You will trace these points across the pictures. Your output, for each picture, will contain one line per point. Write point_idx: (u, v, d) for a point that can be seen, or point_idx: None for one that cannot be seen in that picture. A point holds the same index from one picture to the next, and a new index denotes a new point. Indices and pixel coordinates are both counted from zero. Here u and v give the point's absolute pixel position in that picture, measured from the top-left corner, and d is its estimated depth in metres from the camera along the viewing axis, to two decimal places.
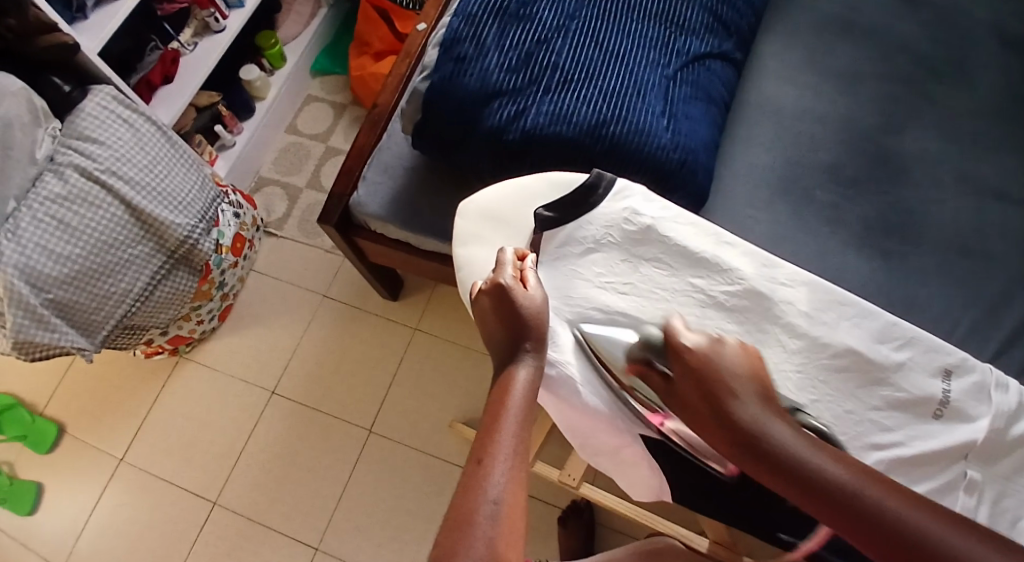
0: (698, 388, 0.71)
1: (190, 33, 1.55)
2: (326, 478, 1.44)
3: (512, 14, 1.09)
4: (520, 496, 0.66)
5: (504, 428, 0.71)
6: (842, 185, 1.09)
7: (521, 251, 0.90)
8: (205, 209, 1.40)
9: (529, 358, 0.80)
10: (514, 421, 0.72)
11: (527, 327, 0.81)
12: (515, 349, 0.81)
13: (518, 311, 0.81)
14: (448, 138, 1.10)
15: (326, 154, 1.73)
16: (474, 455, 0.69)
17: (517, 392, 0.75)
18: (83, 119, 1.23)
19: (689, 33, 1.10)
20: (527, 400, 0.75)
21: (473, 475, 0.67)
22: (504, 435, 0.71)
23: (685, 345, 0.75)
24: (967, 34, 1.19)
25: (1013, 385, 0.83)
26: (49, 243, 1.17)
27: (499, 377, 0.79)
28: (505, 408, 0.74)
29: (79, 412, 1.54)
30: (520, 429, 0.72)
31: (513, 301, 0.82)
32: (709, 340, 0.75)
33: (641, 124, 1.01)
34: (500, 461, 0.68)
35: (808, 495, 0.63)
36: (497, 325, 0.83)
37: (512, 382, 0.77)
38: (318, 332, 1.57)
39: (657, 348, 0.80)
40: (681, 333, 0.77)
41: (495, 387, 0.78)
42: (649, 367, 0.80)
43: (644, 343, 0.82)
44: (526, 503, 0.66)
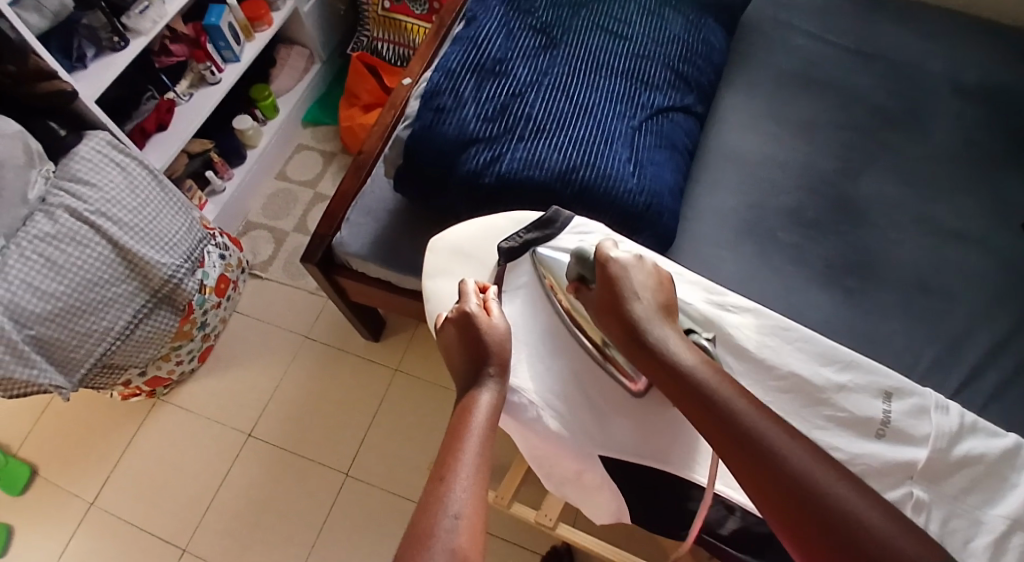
0: (610, 291, 0.87)
1: (186, 85, 1.61)
2: (301, 521, 1.42)
3: (489, 69, 1.16)
4: (478, 509, 0.69)
5: (465, 447, 0.74)
6: (804, 228, 1.13)
7: (482, 283, 0.93)
8: (190, 250, 1.43)
9: (491, 383, 0.83)
10: (476, 441, 0.75)
11: (489, 352, 0.84)
12: (478, 374, 0.83)
13: (482, 338, 0.84)
14: (428, 181, 1.14)
15: (314, 200, 1.78)
16: (437, 472, 0.72)
17: (480, 413, 0.78)
18: (77, 161, 1.27)
19: (653, 88, 1.16)
20: (490, 421, 0.78)
21: (434, 492, 0.69)
22: (466, 453, 0.73)
23: (608, 258, 0.89)
24: (919, 89, 1.26)
25: (954, 407, 0.85)
26: (35, 281, 1.20)
27: (463, 399, 0.82)
28: (468, 428, 0.76)
29: (54, 454, 1.53)
30: (482, 449, 0.75)
31: (475, 329, 0.85)
32: (633, 259, 0.89)
33: (608, 169, 1.06)
34: (461, 477, 0.71)
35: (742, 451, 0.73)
36: (462, 353, 0.85)
37: (473, 404, 0.80)
38: (298, 373, 1.58)
39: (590, 267, 0.92)
40: (611, 252, 0.90)
41: (458, 410, 0.80)
42: (583, 286, 0.92)
43: (579, 262, 0.93)
44: (483, 513, 0.69)
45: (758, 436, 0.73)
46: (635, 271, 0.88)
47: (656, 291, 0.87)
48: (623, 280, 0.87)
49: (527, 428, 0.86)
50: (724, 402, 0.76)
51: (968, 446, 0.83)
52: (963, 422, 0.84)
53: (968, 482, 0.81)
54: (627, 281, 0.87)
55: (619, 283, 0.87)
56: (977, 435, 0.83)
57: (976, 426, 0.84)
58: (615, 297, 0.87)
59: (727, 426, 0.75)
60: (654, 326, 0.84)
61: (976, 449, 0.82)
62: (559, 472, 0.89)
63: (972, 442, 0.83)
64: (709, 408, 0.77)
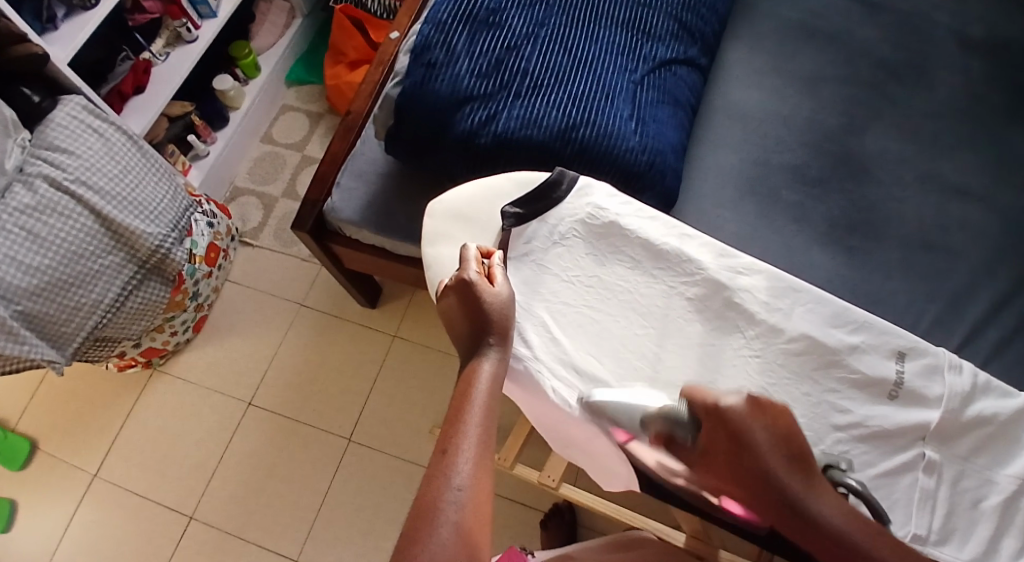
0: (735, 449, 0.68)
1: (162, 43, 1.54)
2: (305, 489, 1.43)
3: (482, 21, 1.10)
4: (485, 482, 0.67)
5: (469, 417, 0.72)
6: (809, 185, 1.11)
7: (486, 249, 0.89)
8: (177, 218, 1.39)
9: (493, 352, 0.80)
10: (480, 411, 0.73)
11: (490, 322, 0.81)
12: (480, 340, 0.81)
13: (484, 307, 0.81)
14: (422, 142, 1.10)
15: (301, 163, 1.73)
16: (441, 443, 0.70)
17: (482, 384, 0.76)
18: (54, 129, 1.22)
19: (654, 39, 1.11)
20: (491, 392, 0.75)
21: (437, 465, 0.67)
22: (471, 424, 0.71)
23: (712, 404, 0.70)
24: (924, 36, 1.22)
25: (967, 367, 0.84)
26: (17, 254, 1.16)
27: (465, 368, 0.79)
28: (473, 396, 0.74)
29: (52, 428, 1.52)
30: (486, 419, 0.72)
31: (476, 297, 0.82)
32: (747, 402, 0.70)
33: (610, 127, 1.03)
34: (465, 451, 0.68)
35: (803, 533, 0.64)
36: (464, 319, 0.83)
37: (475, 373, 0.77)
38: (295, 341, 1.56)
39: (683, 422, 0.74)
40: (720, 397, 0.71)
41: (461, 377, 0.78)
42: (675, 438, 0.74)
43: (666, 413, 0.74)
44: (490, 485, 0.67)
45: (807, 506, 0.64)
46: (750, 417, 0.69)
47: (789, 441, 0.67)
48: (746, 433, 0.67)
49: (531, 395, 0.85)
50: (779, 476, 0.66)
51: (980, 406, 0.82)
52: (975, 382, 0.84)
53: (977, 443, 0.82)
54: (753, 435, 0.67)
55: (741, 437, 0.68)
56: (990, 395, 0.83)
57: (987, 386, 0.84)
58: (742, 456, 0.68)
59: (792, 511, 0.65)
60: (804, 494, 0.65)
61: (988, 409, 0.82)
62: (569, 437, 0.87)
63: (983, 402, 0.83)
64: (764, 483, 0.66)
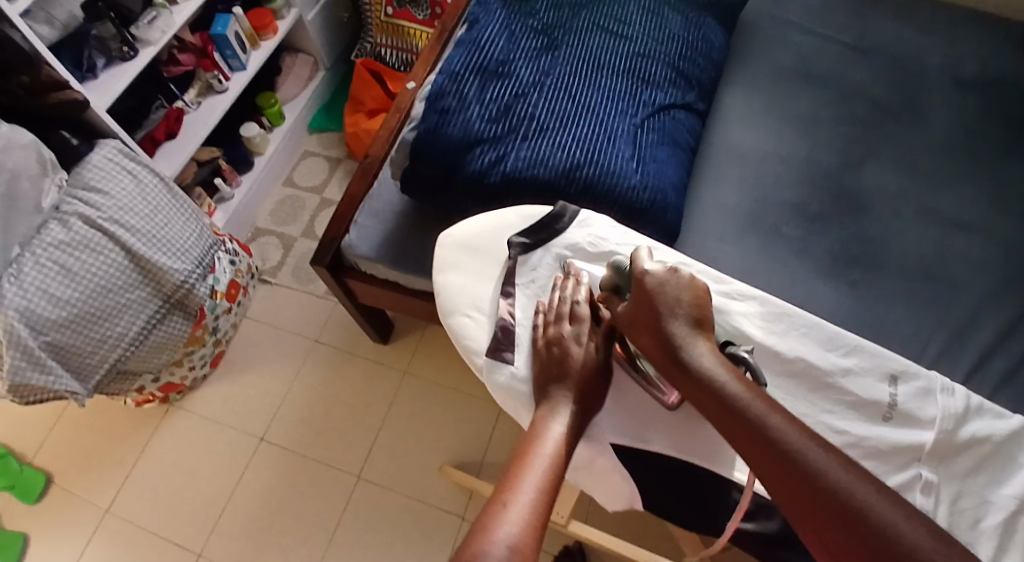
0: (647, 315, 0.84)
1: (194, 94, 1.64)
2: (314, 524, 1.44)
3: (492, 71, 1.18)
4: (533, 541, 0.72)
5: (526, 477, 0.78)
6: (808, 221, 1.15)
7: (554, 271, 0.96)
8: (201, 255, 1.45)
9: (563, 406, 0.85)
10: (539, 473, 0.78)
11: (564, 377, 0.86)
12: (555, 398, 0.85)
13: (557, 364, 0.87)
14: (435, 182, 1.16)
15: (321, 205, 1.80)
16: (497, 499, 0.76)
17: (547, 444, 0.81)
18: (90, 170, 1.29)
19: (654, 86, 1.18)
20: (556, 455, 0.80)
21: (491, 515, 0.73)
22: (526, 485, 0.77)
23: (644, 270, 0.87)
24: (918, 81, 1.27)
25: (960, 389, 0.86)
26: (50, 288, 1.22)
27: (534, 423, 0.84)
28: (536, 456, 0.80)
29: (68, 462, 1.55)
30: (544, 482, 0.78)
31: (548, 357, 0.88)
32: (666, 270, 0.87)
33: (611, 166, 1.08)
34: (517, 504, 0.75)
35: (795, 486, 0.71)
36: (536, 379, 0.88)
37: (543, 433, 0.82)
38: (309, 376, 1.60)
39: (625, 275, 0.90)
40: (644, 260, 0.88)
41: (529, 431, 0.83)
42: (615, 296, 0.90)
43: (614, 270, 0.91)
44: (538, 542, 0.72)
45: (689, 355, 0.81)
46: (672, 283, 0.85)
47: (692, 308, 0.84)
48: (657, 300, 0.84)
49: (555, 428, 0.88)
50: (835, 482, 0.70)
51: (974, 428, 0.84)
52: (969, 403, 0.85)
53: (975, 463, 0.83)
54: (663, 296, 0.84)
55: (653, 303, 0.84)
56: (983, 416, 0.85)
57: (981, 408, 0.86)
58: (654, 327, 0.84)
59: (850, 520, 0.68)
60: (689, 343, 0.82)
61: (982, 431, 0.84)
62: (569, 461, 0.89)
63: (977, 423, 0.85)
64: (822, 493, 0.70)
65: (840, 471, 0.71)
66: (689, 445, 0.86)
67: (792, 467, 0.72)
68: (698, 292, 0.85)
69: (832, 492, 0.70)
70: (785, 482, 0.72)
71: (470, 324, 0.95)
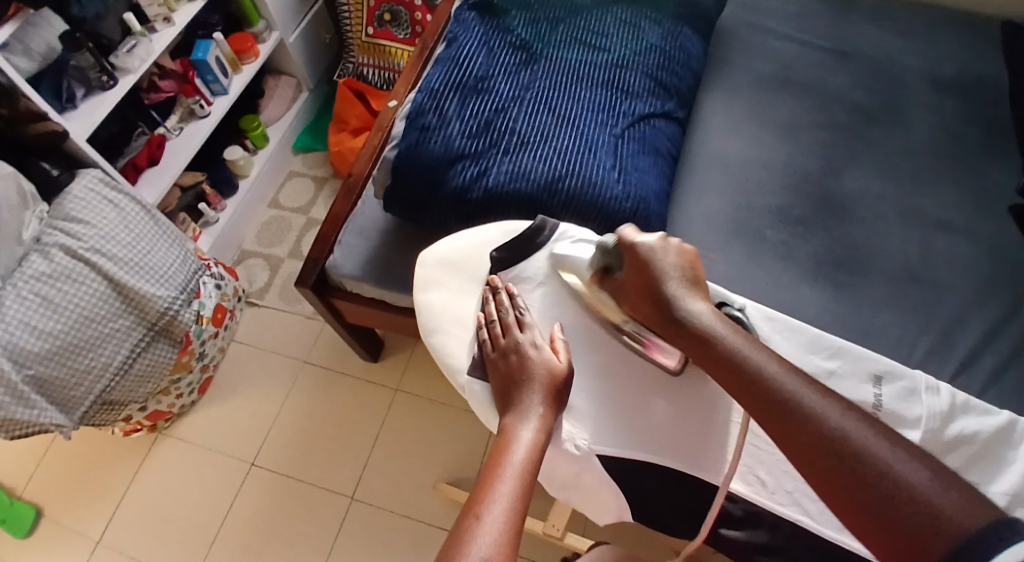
0: (642, 278, 0.86)
1: (175, 120, 1.62)
2: (307, 548, 1.41)
3: (471, 87, 1.17)
4: (508, 552, 0.69)
5: (500, 485, 0.76)
6: (792, 225, 1.14)
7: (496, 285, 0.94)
8: (186, 281, 1.43)
9: (533, 409, 0.83)
10: (514, 483, 0.76)
11: (534, 378, 0.85)
12: (523, 404, 0.84)
13: (522, 373, 0.86)
14: (417, 200, 1.15)
15: (307, 225, 1.79)
16: (471, 509, 0.74)
17: (517, 451, 0.79)
18: (70, 201, 1.28)
19: (634, 96, 1.17)
20: (528, 461, 0.78)
21: (465, 532, 0.71)
22: (500, 494, 0.75)
23: (638, 243, 0.88)
24: (895, 81, 1.28)
25: (944, 387, 0.85)
26: (32, 320, 1.20)
27: (503, 429, 0.82)
28: (506, 464, 0.78)
29: (57, 495, 1.52)
30: (519, 488, 0.76)
31: (514, 365, 0.87)
32: (659, 240, 0.88)
33: (593, 177, 1.07)
34: (495, 512, 0.73)
35: (804, 451, 0.68)
36: (500, 391, 0.87)
37: (512, 440, 0.80)
38: (299, 398, 1.58)
39: (613, 255, 0.91)
40: (633, 237, 0.89)
41: (498, 440, 0.81)
42: (608, 275, 0.91)
43: (601, 251, 0.91)
44: (512, 550, 0.70)
45: (684, 312, 0.82)
46: (670, 257, 0.86)
47: (686, 269, 0.86)
48: (653, 263, 0.86)
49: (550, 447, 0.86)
50: (838, 434, 0.67)
51: (961, 426, 0.83)
52: (955, 401, 0.84)
53: (965, 461, 0.81)
54: (658, 265, 0.86)
55: (649, 267, 0.86)
56: (970, 413, 0.84)
57: (967, 405, 0.85)
58: (649, 288, 0.85)
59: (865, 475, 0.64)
60: (685, 300, 0.83)
61: (969, 428, 0.83)
62: (559, 479, 0.88)
63: (965, 421, 0.83)
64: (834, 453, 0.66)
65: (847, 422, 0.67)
66: (671, 450, 0.84)
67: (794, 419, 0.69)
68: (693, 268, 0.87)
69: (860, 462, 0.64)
70: (785, 436, 0.69)
71: (451, 340, 0.94)
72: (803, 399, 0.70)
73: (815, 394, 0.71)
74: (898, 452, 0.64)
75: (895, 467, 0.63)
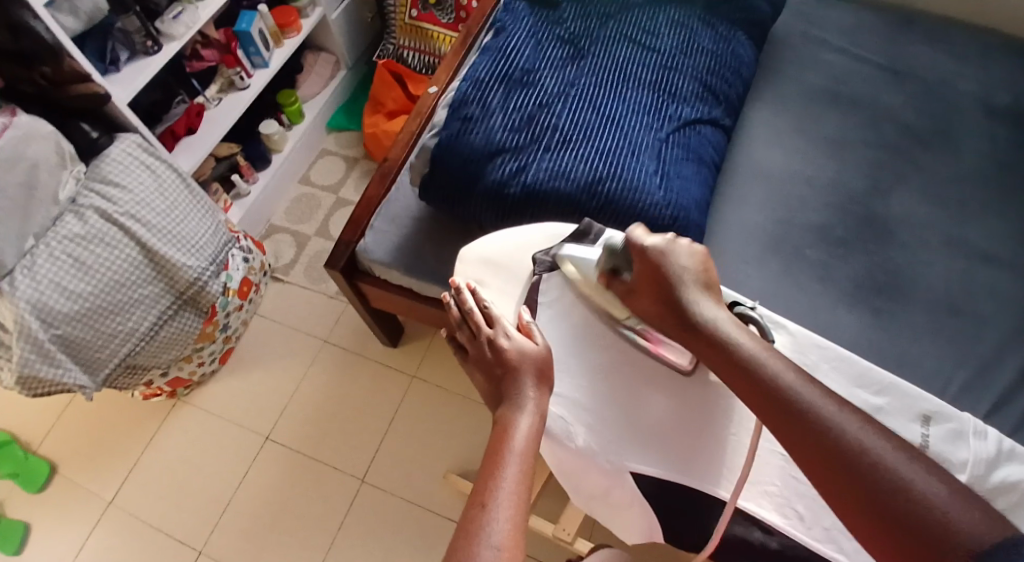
0: (654, 281, 0.85)
1: (215, 89, 1.63)
2: (315, 527, 1.42)
3: (516, 80, 1.16)
4: (517, 539, 0.70)
5: (504, 471, 0.76)
6: (833, 244, 1.13)
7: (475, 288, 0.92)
8: (216, 253, 1.44)
9: (532, 402, 0.83)
10: (517, 468, 0.76)
11: (522, 368, 0.84)
12: (517, 395, 0.83)
13: (507, 366, 0.85)
14: (453, 191, 1.15)
15: (336, 205, 1.79)
16: (475, 499, 0.74)
17: (519, 437, 0.79)
18: (108, 164, 1.29)
19: (681, 100, 1.16)
20: (529, 446, 0.79)
21: (474, 520, 0.71)
22: (505, 481, 0.75)
23: (643, 247, 0.87)
24: (947, 106, 1.25)
25: (993, 433, 0.83)
26: (62, 280, 1.21)
27: (501, 418, 0.82)
28: (508, 452, 0.78)
29: (74, 452, 1.54)
30: (522, 472, 0.76)
31: (504, 357, 0.85)
32: (665, 243, 0.87)
33: (635, 182, 1.06)
34: (503, 505, 0.72)
35: (817, 456, 0.67)
36: (494, 386, 0.87)
37: (511, 426, 0.80)
38: (317, 376, 1.59)
39: (621, 257, 0.90)
40: (642, 236, 0.88)
41: (496, 429, 0.81)
42: (615, 276, 0.90)
43: (608, 252, 0.90)
44: (521, 541, 0.71)
45: (696, 314, 0.82)
46: (680, 256, 0.86)
47: (699, 274, 0.85)
48: (666, 266, 0.85)
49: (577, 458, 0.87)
50: (860, 449, 0.66)
51: (1006, 473, 0.81)
52: (1000, 447, 0.83)
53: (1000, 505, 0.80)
54: (669, 264, 0.85)
55: (662, 269, 0.85)
56: (1015, 461, 0.82)
57: (1013, 452, 0.83)
58: (662, 288, 0.85)
59: (877, 491, 0.63)
60: (698, 303, 0.83)
61: (1013, 475, 0.80)
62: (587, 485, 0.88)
63: (1010, 468, 0.81)
64: (850, 463, 0.65)
65: (858, 429, 0.67)
66: (684, 466, 0.84)
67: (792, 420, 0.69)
68: (705, 266, 0.87)
69: (884, 477, 0.63)
70: (804, 445, 0.68)
71: None
72: (818, 406, 0.70)
73: (832, 402, 0.70)
74: (916, 465, 0.64)
75: (918, 483, 0.62)
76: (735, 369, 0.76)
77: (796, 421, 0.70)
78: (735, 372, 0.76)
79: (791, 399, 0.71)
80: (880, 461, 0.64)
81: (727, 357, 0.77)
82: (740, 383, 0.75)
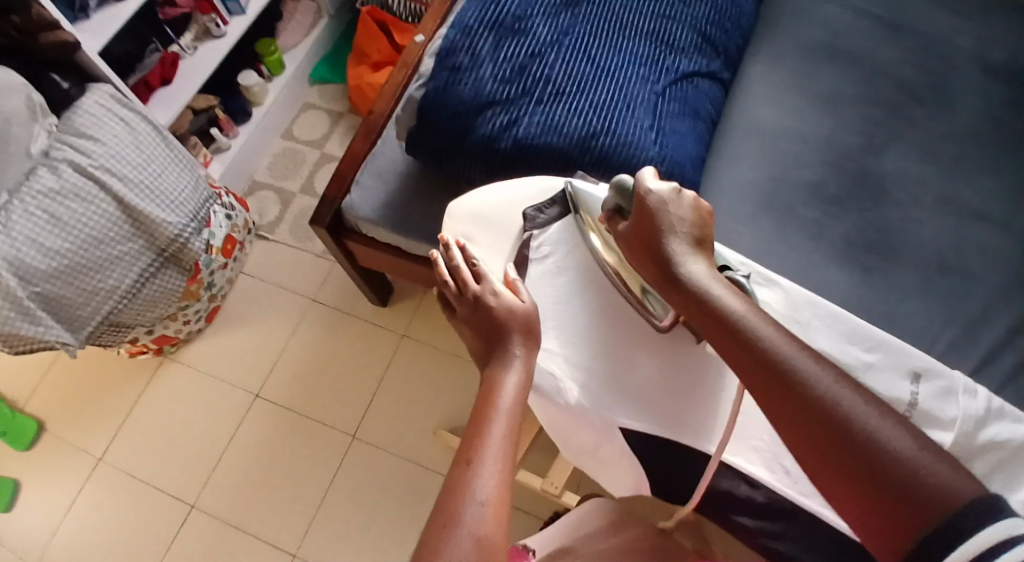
0: (648, 237, 0.84)
1: (191, 38, 1.57)
2: (305, 483, 1.43)
3: (508, 27, 1.12)
4: (503, 496, 0.69)
5: (490, 429, 0.75)
6: (825, 202, 1.11)
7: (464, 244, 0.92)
8: (197, 209, 1.40)
9: (518, 360, 0.82)
10: (503, 428, 0.75)
11: (512, 327, 0.83)
12: (506, 354, 0.83)
13: (497, 323, 0.84)
14: (441, 145, 1.12)
15: (320, 160, 1.75)
16: (461, 458, 0.73)
17: (505, 396, 0.78)
18: (79, 116, 1.24)
19: (678, 51, 1.13)
20: (516, 406, 0.78)
21: (460, 478, 0.70)
22: (490, 439, 0.74)
23: (650, 193, 0.85)
24: (944, 61, 1.23)
25: (982, 391, 0.83)
26: (38, 237, 1.17)
27: (488, 378, 0.81)
28: (493, 410, 0.77)
29: (60, 410, 1.53)
30: (509, 431, 0.75)
31: (493, 315, 0.85)
32: (672, 193, 0.85)
33: (629, 136, 1.04)
34: (488, 462, 0.71)
35: (789, 412, 0.66)
36: (481, 342, 0.86)
37: (497, 386, 0.79)
38: (305, 334, 1.57)
39: (628, 197, 0.88)
40: (649, 184, 0.86)
41: (482, 389, 0.80)
42: (621, 216, 0.89)
43: (617, 189, 0.89)
44: (508, 500, 0.70)
45: (683, 270, 0.80)
46: (673, 211, 0.84)
47: (693, 230, 0.84)
48: (661, 223, 0.83)
49: (568, 416, 0.86)
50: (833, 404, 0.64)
51: (994, 431, 0.80)
52: (990, 406, 0.82)
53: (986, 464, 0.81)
54: (664, 219, 0.83)
55: (657, 226, 0.83)
56: (1004, 420, 0.81)
57: (1003, 410, 0.82)
58: (653, 247, 0.83)
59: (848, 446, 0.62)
60: (686, 259, 0.81)
61: (1001, 434, 0.80)
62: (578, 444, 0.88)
63: (999, 427, 0.81)
64: (822, 417, 0.64)
65: (833, 385, 0.66)
66: (674, 425, 0.84)
67: (783, 380, 0.67)
68: (699, 222, 0.85)
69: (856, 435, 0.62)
70: (778, 400, 0.67)
71: None
72: (800, 364, 0.68)
73: (812, 359, 0.68)
74: (892, 423, 0.62)
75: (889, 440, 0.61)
76: (717, 326, 0.75)
77: (773, 379, 0.68)
78: (717, 328, 0.75)
79: (768, 357, 0.69)
80: (854, 417, 0.63)
81: (711, 314, 0.76)
82: (720, 340, 0.74)
